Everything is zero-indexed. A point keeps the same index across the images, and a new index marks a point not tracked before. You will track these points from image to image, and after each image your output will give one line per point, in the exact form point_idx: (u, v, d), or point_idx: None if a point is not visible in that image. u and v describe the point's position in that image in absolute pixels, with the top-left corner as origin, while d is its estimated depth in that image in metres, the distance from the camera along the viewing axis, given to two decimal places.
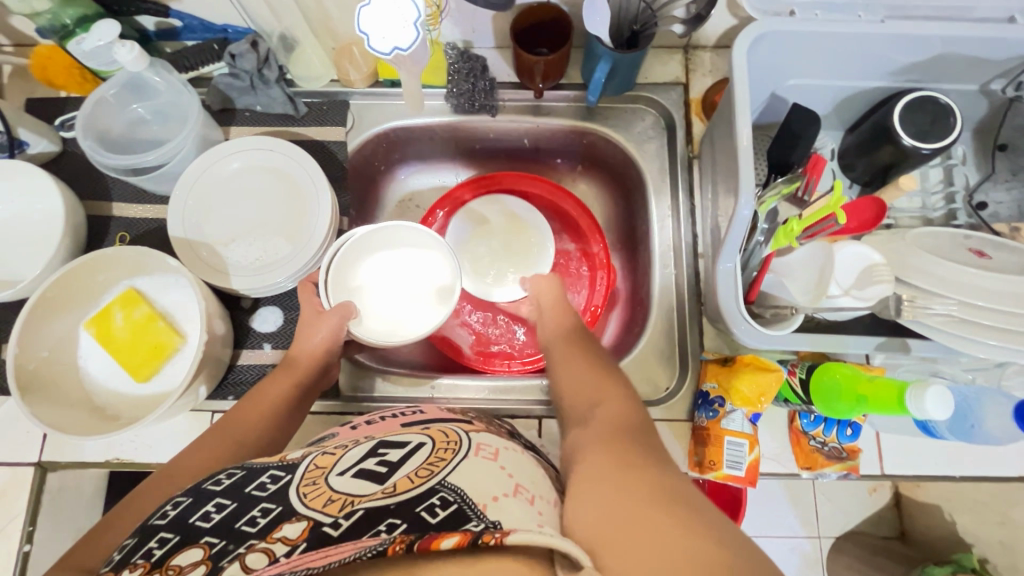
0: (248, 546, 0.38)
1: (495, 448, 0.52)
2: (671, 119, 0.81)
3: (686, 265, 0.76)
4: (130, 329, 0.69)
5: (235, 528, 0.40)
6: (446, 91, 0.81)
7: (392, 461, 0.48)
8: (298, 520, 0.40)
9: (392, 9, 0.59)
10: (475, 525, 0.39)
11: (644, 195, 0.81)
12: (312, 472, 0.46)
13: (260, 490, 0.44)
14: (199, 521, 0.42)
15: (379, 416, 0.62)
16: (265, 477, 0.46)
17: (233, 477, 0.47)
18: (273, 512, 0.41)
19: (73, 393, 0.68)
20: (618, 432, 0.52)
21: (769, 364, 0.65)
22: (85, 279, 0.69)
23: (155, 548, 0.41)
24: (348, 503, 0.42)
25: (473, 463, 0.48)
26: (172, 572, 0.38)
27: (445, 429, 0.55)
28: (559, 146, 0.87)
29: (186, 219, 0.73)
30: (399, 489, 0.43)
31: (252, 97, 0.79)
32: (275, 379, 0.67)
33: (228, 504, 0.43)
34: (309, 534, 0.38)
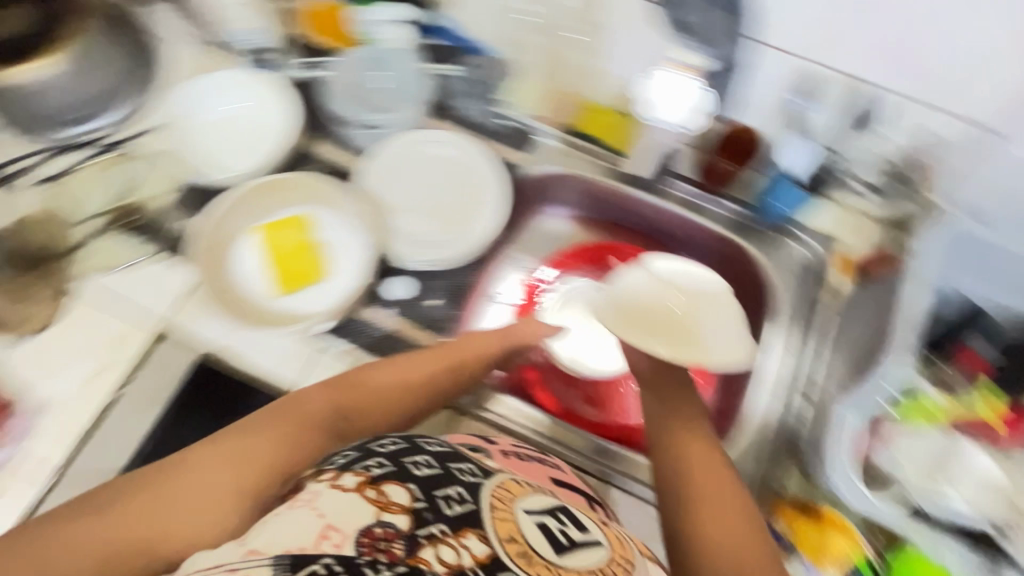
0: (441, 532, 0.41)
1: None
2: (821, 267, 0.82)
3: (788, 403, 0.78)
4: (293, 247, 0.79)
5: (434, 496, 0.44)
6: (626, 160, 0.86)
7: (572, 538, 0.46)
8: (481, 538, 0.42)
9: (680, 93, 0.78)
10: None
11: (767, 323, 0.83)
12: (504, 490, 0.48)
13: (461, 475, 0.48)
14: (411, 465, 0.47)
15: (520, 452, 0.65)
16: (466, 466, 0.50)
17: (442, 448, 0.52)
18: (468, 504, 0.44)
19: (225, 278, 0.77)
20: None
21: (851, 530, 0.66)
22: (276, 192, 0.79)
23: (372, 465, 0.46)
24: (525, 557, 0.42)
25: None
26: (383, 504, 0.42)
27: (617, 537, 0.52)
28: (699, 246, 0.88)
29: (377, 176, 0.84)
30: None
31: (462, 104, 0.87)
32: (421, 357, 0.69)
33: (433, 465, 0.48)
34: (489, 567, 0.40)
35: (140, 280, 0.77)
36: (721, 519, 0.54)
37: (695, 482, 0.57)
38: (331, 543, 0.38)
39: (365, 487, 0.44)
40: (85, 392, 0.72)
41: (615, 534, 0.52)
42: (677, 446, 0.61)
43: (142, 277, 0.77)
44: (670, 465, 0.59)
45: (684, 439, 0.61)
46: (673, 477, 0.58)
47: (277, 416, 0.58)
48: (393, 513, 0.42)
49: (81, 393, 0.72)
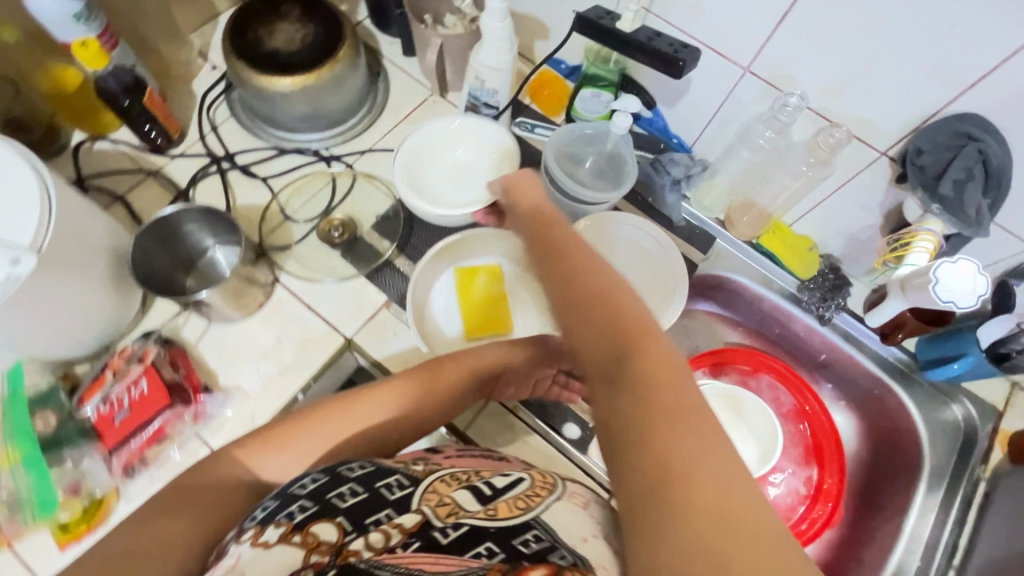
0: (377, 522, 0.47)
1: (585, 498, 0.56)
2: (975, 431, 0.83)
3: (934, 570, 0.77)
4: (484, 296, 0.82)
5: (365, 524, 0.46)
6: (801, 284, 0.90)
7: (495, 486, 0.54)
8: (414, 512, 0.48)
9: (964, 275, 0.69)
10: (562, 558, 0.46)
11: (914, 479, 0.84)
12: (437, 484, 0.53)
13: (388, 492, 0.50)
14: (335, 498, 0.49)
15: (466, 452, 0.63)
16: (394, 479, 0.52)
17: (365, 470, 0.52)
18: (400, 507, 0.48)
19: (417, 312, 0.80)
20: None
21: None
22: (484, 242, 0.84)
23: (295, 510, 0.47)
24: (454, 512, 0.49)
25: (564, 507, 0.53)
26: (311, 540, 0.45)
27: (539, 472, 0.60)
28: (847, 377, 0.93)
29: None
30: (500, 513, 0.50)
31: (660, 194, 0.92)
32: (341, 411, 0.58)
33: (360, 490, 0.50)
34: (421, 532, 0.46)
35: (337, 291, 0.81)
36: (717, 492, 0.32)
37: (659, 408, 0.35)
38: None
39: (290, 533, 0.45)
40: (271, 388, 0.76)
41: (537, 470, 0.59)
42: (663, 415, 0.35)
43: (340, 289, 0.81)
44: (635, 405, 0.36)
45: (696, 417, 0.35)
46: (653, 455, 0.34)
47: (184, 492, 0.51)
48: (322, 552, 0.44)
49: (268, 387, 0.76)
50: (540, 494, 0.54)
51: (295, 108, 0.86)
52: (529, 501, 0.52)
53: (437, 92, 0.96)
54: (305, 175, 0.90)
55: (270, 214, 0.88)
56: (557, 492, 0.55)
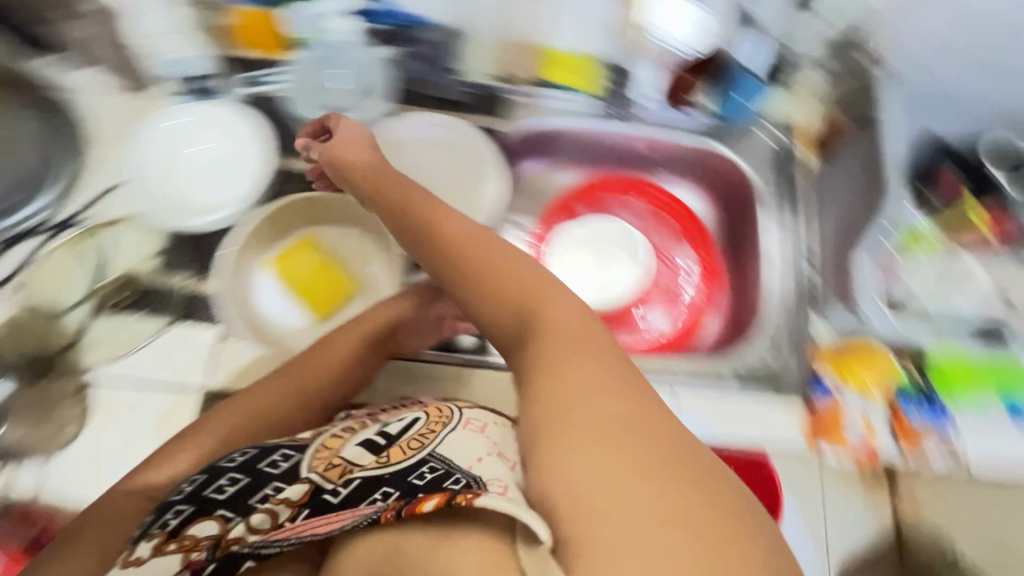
0: (268, 494, 0.51)
1: (482, 422, 0.54)
2: (787, 147, 0.91)
3: (803, 274, 0.86)
4: (308, 267, 0.76)
5: (248, 504, 0.51)
6: (594, 99, 0.91)
7: (391, 434, 0.53)
8: (299, 483, 0.51)
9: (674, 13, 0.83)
10: (456, 482, 0.44)
11: (758, 213, 0.91)
12: (322, 451, 0.54)
13: (269, 469, 0.53)
14: (215, 492, 0.53)
15: (379, 410, 0.61)
16: (279, 454, 0.55)
17: (248, 454, 0.56)
18: (290, 460, 0.53)
19: (247, 319, 0.73)
20: (642, 407, 0.46)
21: (875, 357, 0.79)
22: (274, 221, 0.76)
23: (169, 518, 0.52)
24: (346, 470, 0.50)
25: (459, 436, 0.51)
26: (188, 543, 0.51)
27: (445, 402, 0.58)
28: (676, 158, 0.94)
29: (378, 178, 0.83)
30: (393, 459, 0.50)
31: (429, 80, 0.88)
32: (271, 381, 0.67)
33: (240, 478, 0.53)
34: (309, 498, 0.50)
35: (165, 348, 0.73)
36: (556, 332, 0.52)
37: (494, 282, 0.57)
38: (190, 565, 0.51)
39: (167, 541, 0.51)
40: None
41: (434, 407, 0.57)
42: (491, 307, 0.57)
43: (167, 343, 0.73)
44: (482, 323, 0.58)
45: (543, 291, 0.55)
46: (501, 302, 0.56)
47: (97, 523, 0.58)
48: (200, 547, 0.51)
49: None
50: (435, 428, 0.53)
51: None
52: (424, 439, 0.52)
53: (138, 90, 0.83)
54: (50, 254, 0.76)
55: (36, 317, 0.74)
56: (451, 420, 0.54)
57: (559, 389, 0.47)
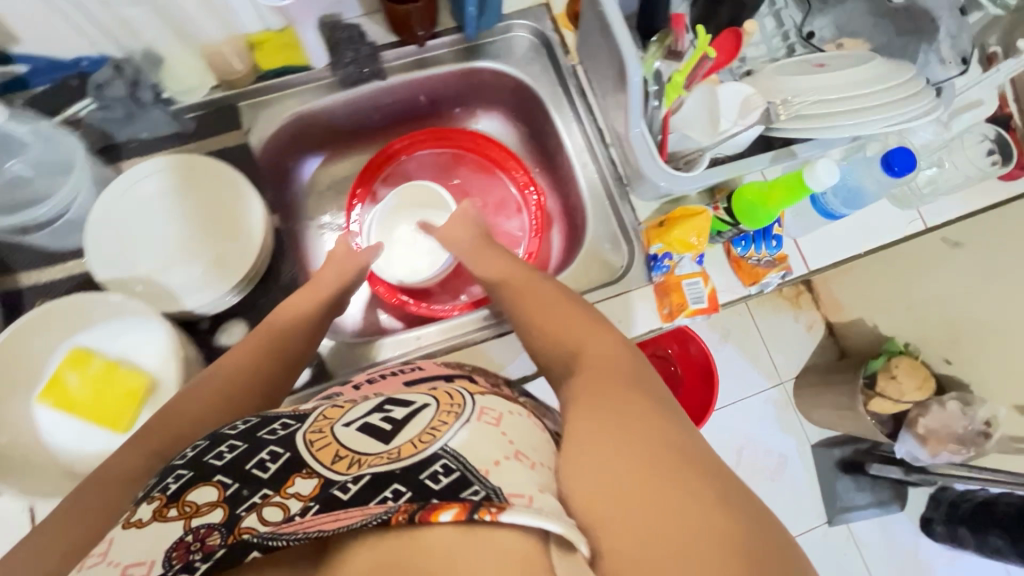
0: (263, 497, 0.43)
1: (497, 413, 0.51)
2: (545, 36, 0.87)
3: (603, 158, 0.84)
4: (87, 386, 0.66)
5: (247, 472, 0.44)
6: (332, 67, 0.82)
7: (396, 419, 0.49)
8: (308, 476, 0.44)
9: None
10: (475, 492, 0.39)
11: (546, 111, 0.89)
12: (320, 422, 0.50)
13: (269, 437, 0.48)
14: (212, 459, 0.46)
15: (379, 375, 0.67)
16: (276, 423, 0.50)
17: (248, 424, 0.51)
18: (282, 457, 0.46)
19: (50, 471, 0.64)
20: (613, 371, 0.55)
21: (695, 210, 0.73)
22: (21, 350, 0.65)
23: (170, 482, 0.45)
24: (355, 461, 0.44)
25: (477, 428, 0.47)
26: (190, 509, 0.42)
27: (450, 390, 0.56)
28: (453, 92, 0.92)
29: (112, 260, 0.69)
30: (405, 453, 0.44)
31: (137, 122, 0.76)
32: (204, 379, 0.60)
33: (239, 444, 0.48)
34: (320, 493, 0.42)
35: None
36: (598, 370, 0.56)
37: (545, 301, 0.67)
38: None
39: (167, 507, 0.42)
40: None
41: (444, 391, 0.55)
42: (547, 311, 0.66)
43: None
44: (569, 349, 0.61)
45: (553, 317, 0.65)
46: (526, 318, 0.67)
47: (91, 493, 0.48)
48: (205, 515, 0.42)
49: None
50: (446, 420, 0.48)
51: None
52: (438, 429, 0.47)
53: None
54: None
55: None
56: (466, 412, 0.50)
57: (592, 416, 0.50)
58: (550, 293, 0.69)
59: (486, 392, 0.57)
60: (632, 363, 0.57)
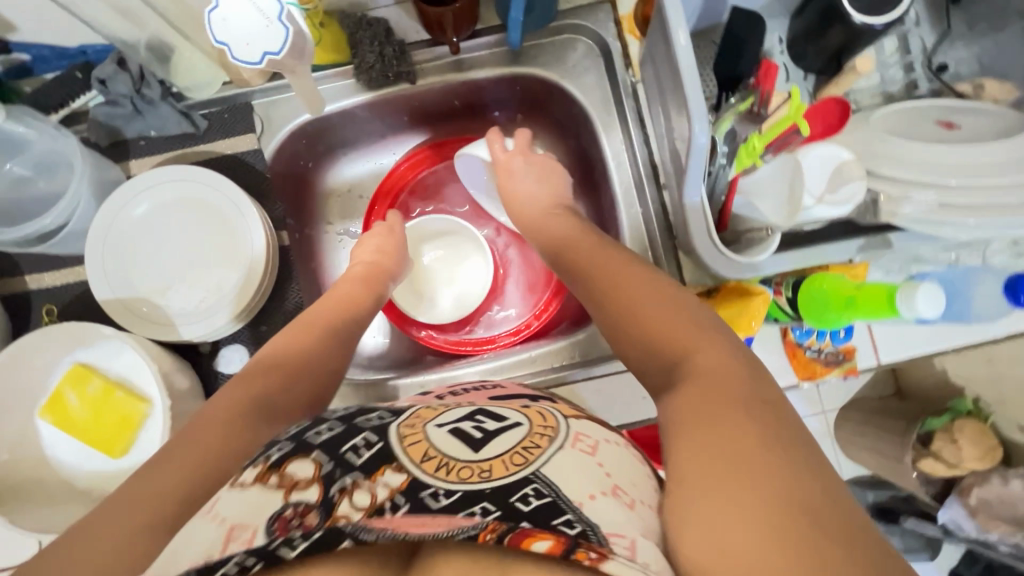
0: (354, 480, 0.39)
1: (593, 441, 0.46)
2: (605, 43, 0.73)
3: (651, 200, 0.73)
4: (89, 407, 0.65)
5: (342, 454, 0.41)
6: (353, 67, 0.72)
7: (487, 429, 0.45)
8: (398, 470, 0.40)
9: None
10: (570, 525, 0.35)
11: (593, 132, 0.76)
12: (413, 420, 0.47)
13: (364, 424, 0.45)
14: (311, 436, 0.43)
15: (460, 389, 0.60)
16: (373, 414, 0.48)
17: (347, 409, 0.49)
18: (377, 446, 0.42)
19: (56, 485, 0.65)
20: (728, 382, 0.43)
21: (752, 289, 0.63)
22: (22, 368, 0.65)
23: (273, 451, 0.42)
24: (444, 466, 0.40)
25: (571, 456, 0.43)
26: (287, 481, 0.39)
27: (544, 410, 0.51)
28: (492, 98, 0.80)
29: (112, 279, 0.66)
30: (495, 473, 0.40)
31: (144, 121, 0.71)
32: (265, 373, 0.55)
33: (336, 427, 0.45)
34: (409, 490, 0.38)
35: None
36: (708, 380, 0.44)
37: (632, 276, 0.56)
38: (240, 543, 0.34)
39: (267, 473, 0.40)
40: None
41: (538, 410, 0.51)
42: (627, 288, 0.55)
43: None
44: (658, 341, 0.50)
45: (649, 294, 0.54)
46: (609, 286, 0.57)
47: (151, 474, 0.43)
48: (301, 490, 0.38)
49: None
50: (540, 444, 0.44)
51: None
52: (530, 453, 0.42)
53: None
54: None
55: None
56: (563, 434, 0.45)
57: (702, 422, 0.41)
58: (645, 280, 0.55)
59: (580, 415, 0.51)
60: (750, 377, 0.44)
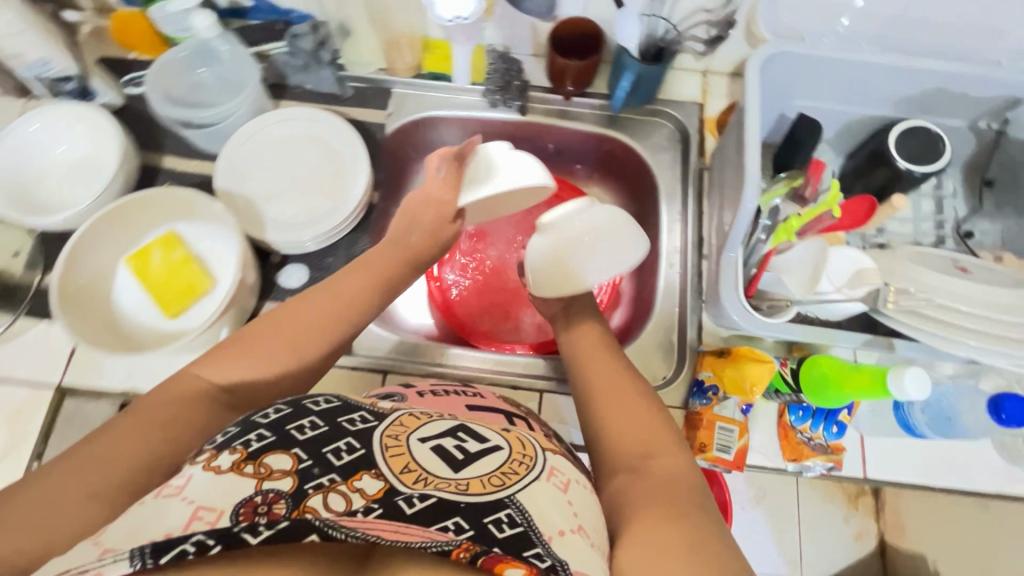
0: (331, 481, 0.43)
1: (565, 478, 0.53)
2: (686, 133, 0.87)
3: (691, 265, 0.81)
4: (167, 267, 0.74)
5: (321, 453, 0.45)
6: (484, 88, 0.88)
7: (468, 450, 0.50)
8: (375, 477, 0.45)
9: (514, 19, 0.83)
10: (539, 558, 0.39)
11: (656, 200, 0.87)
12: (396, 428, 0.51)
13: (349, 424, 0.49)
14: (295, 431, 0.47)
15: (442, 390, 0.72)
16: (357, 415, 0.51)
17: (330, 402, 0.52)
18: (358, 451, 0.46)
19: (105, 321, 0.72)
20: (669, 480, 0.54)
21: (763, 357, 0.68)
22: (131, 219, 0.74)
23: (252, 439, 0.46)
24: (423, 480, 0.46)
25: (544, 488, 0.49)
26: (264, 471, 0.43)
27: (523, 437, 0.58)
28: (580, 151, 0.94)
29: (232, 174, 0.79)
30: (473, 489, 0.45)
31: (307, 73, 0.86)
32: (281, 313, 0.62)
33: (320, 424, 0.49)
34: (383, 498, 0.43)
35: (26, 345, 0.73)
36: (656, 472, 0.55)
37: (600, 384, 0.66)
38: (204, 522, 0.38)
39: (244, 462, 0.44)
40: (3, 470, 0.69)
41: (516, 437, 0.57)
42: (597, 391, 0.66)
43: (26, 342, 0.73)
44: (606, 436, 0.62)
45: (616, 392, 0.65)
46: (584, 389, 0.68)
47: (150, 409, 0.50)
48: (275, 480, 0.43)
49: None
50: (518, 470, 0.49)
51: None
52: (508, 478, 0.48)
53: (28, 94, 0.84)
54: None
55: None
56: (537, 464, 0.52)
57: (648, 502, 0.51)
58: (626, 387, 0.65)
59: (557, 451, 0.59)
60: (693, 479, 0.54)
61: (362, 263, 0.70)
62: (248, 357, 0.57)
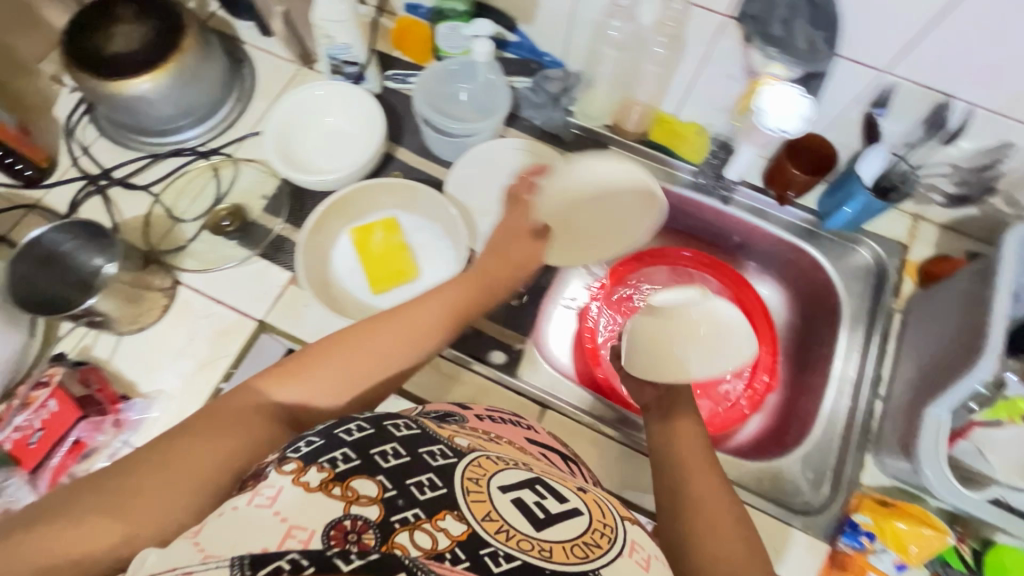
0: (414, 516, 0.36)
1: (647, 555, 0.42)
2: (884, 268, 0.86)
3: (862, 400, 0.79)
4: (385, 248, 0.82)
5: (371, 454, 0.40)
6: (696, 169, 0.92)
7: (548, 509, 0.40)
8: (458, 518, 0.37)
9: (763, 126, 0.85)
10: None
11: (836, 323, 0.87)
12: (471, 466, 0.42)
13: (395, 429, 0.43)
14: (342, 432, 0.41)
15: (496, 413, 0.60)
16: (404, 420, 0.45)
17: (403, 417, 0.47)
18: (438, 487, 0.38)
19: (321, 278, 0.80)
20: None
21: (940, 526, 0.67)
22: (369, 197, 0.82)
23: (302, 444, 0.40)
24: (507, 533, 0.37)
25: (631, 571, 0.39)
26: (350, 494, 0.36)
27: (598, 499, 0.46)
28: (763, 252, 0.95)
29: (461, 183, 0.87)
30: (556, 557, 0.36)
31: (542, 112, 0.93)
32: (354, 327, 0.59)
33: (367, 427, 0.43)
34: (467, 544, 0.35)
35: (245, 276, 0.81)
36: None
37: (692, 478, 0.54)
38: (298, 540, 0.32)
39: (301, 469, 0.37)
40: (195, 380, 0.76)
41: (593, 498, 0.45)
42: (692, 481, 0.53)
43: (246, 273, 0.81)
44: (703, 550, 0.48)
45: (705, 476, 0.54)
46: (673, 485, 0.54)
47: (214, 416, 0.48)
48: (359, 505, 0.36)
49: (191, 380, 0.75)
50: (601, 545, 0.39)
51: (158, 108, 0.85)
52: (591, 551, 0.38)
53: (304, 65, 0.95)
54: (185, 173, 0.89)
55: (157, 221, 0.85)
56: (618, 544, 0.40)
57: None
58: (720, 490, 0.52)
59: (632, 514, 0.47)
60: None
61: (443, 288, 0.65)
62: (308, 372, 0.54)
